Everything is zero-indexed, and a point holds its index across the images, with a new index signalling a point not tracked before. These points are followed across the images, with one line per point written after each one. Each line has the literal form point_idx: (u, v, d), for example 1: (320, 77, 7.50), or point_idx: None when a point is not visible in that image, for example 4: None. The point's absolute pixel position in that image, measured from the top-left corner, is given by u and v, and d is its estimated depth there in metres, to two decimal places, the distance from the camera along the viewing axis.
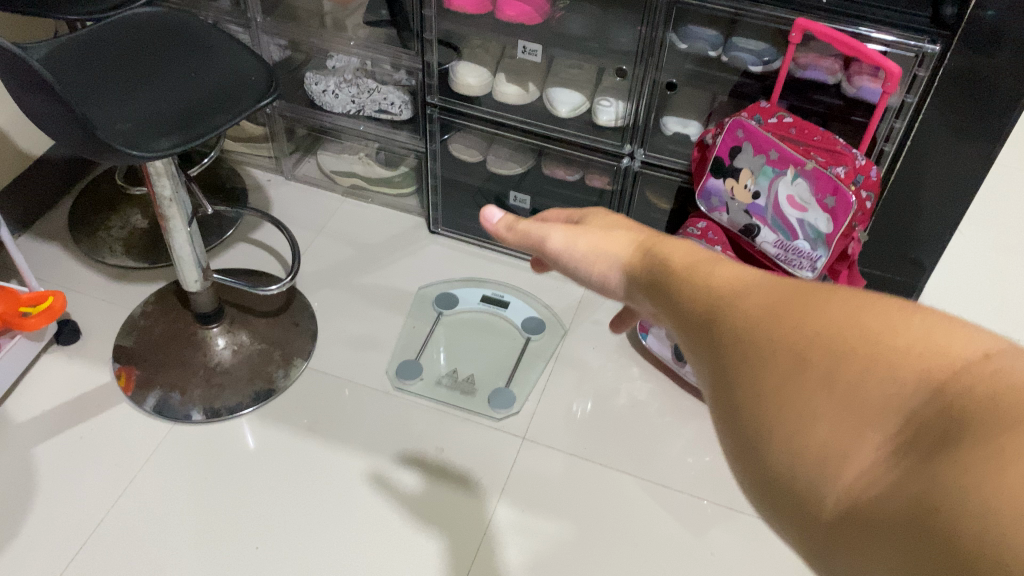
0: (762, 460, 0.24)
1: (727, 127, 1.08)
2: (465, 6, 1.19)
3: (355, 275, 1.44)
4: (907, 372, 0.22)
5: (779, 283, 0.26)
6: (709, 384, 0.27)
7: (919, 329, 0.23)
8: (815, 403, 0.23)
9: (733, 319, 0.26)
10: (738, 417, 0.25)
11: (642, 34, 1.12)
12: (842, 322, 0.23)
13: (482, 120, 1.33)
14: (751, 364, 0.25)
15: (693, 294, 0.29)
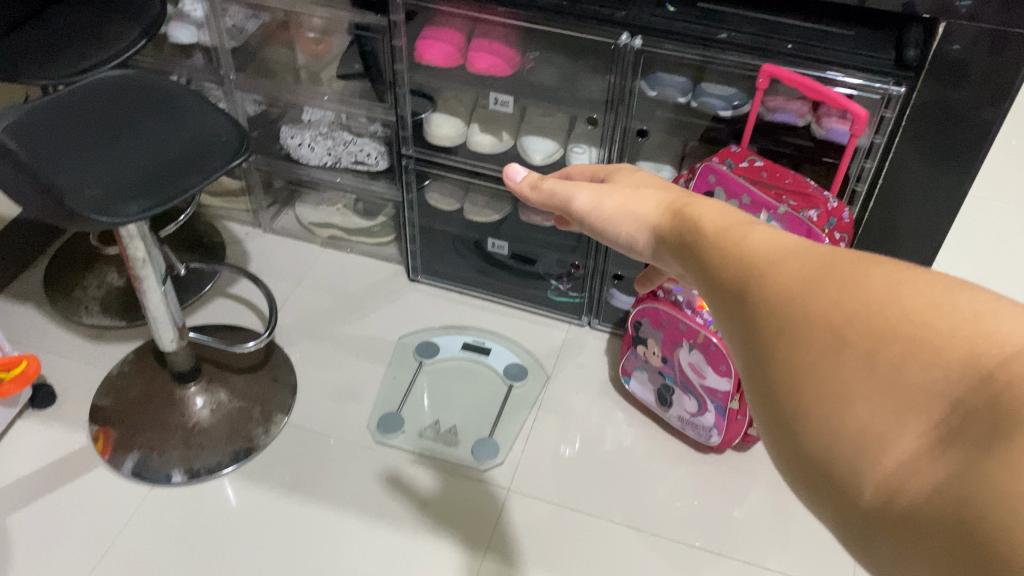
0: (805, 436, 0.28)
1: (698, 172, 1.08)
2: (436, 60, 1.19)
3: (334, 327, 1.43)
4: (949, 358, 0.26)
5: (818, 261, 0.30)
6: (750, 356, 0.31)
7: (958, 318, 0.27)
8: (860, 384, 0.27)
9: (773, 300, 0.30)
10: (781, 393, 0.29)
11: (612, 83, 1.14)
12: (885, 311, 0.27)
13: (458, 170, 1.34)
14: (796, 347, 0.29)
15: (728, 262, 0.34)
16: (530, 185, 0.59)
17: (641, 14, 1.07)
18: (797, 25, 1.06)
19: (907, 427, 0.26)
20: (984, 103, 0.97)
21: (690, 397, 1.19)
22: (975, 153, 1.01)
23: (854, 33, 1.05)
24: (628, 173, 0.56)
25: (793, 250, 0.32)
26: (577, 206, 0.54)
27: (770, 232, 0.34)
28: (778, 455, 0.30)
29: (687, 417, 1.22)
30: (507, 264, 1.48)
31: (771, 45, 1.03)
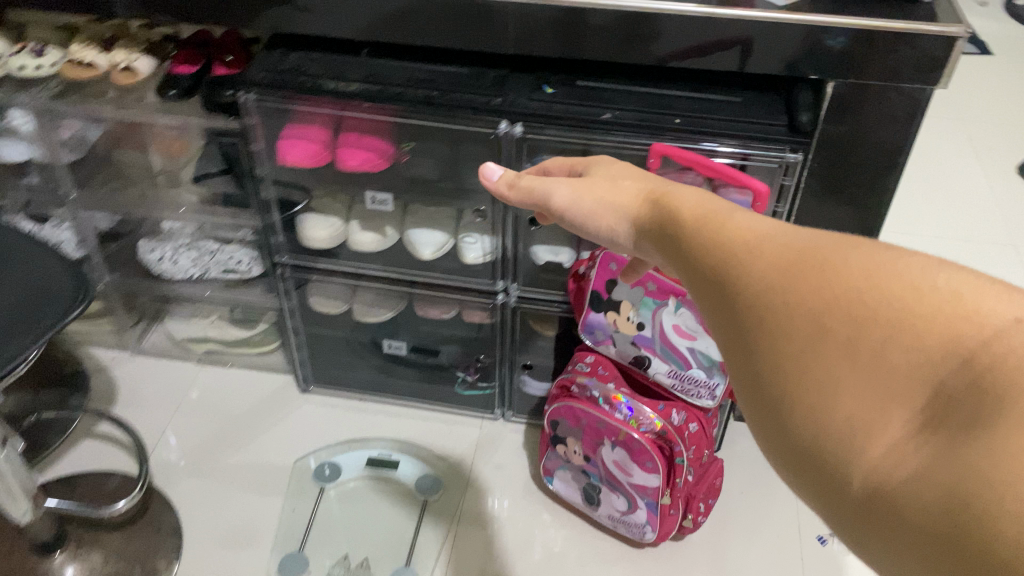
0: (800, 418, 0.34)
1: (599, 260, 1.00)
2: (302, 160, 1.08)
3: (220, 457, 1.29)
4: (929, 342, 0.31)
5: (799, 250, 0.36)
6: (742, 344, 0.37)
7: (934, 299, 0.32)
8: (843, 369, 0.32)
9: (759, 292, 0.36)
10: (775, 379, 0.35)
11: (497, 170, 1.07)
12: (863, 296, 0.33)
13: (340, 273, 1.22)
14: (786, 337, 0.34)
15: (709, 253, 0.39)
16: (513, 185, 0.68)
17: (517, 98, 1.00)
18: (681, 95, 1.01)
19: (892, 406, 0.32)
20: (879, 151, 0.99)
21: (618, 495, 1.10)
22: (879, 201, 1.02)
23: (742, 99, 1.00)
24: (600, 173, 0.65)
25: (771, 237, 0.38)
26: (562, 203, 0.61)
27: (751, 217, 0.39)
28: (776, 434, 0.36)
29: (618, 515, 1.13)
30: (407, 364, 1.36)
31: (659, 120, 0.97)
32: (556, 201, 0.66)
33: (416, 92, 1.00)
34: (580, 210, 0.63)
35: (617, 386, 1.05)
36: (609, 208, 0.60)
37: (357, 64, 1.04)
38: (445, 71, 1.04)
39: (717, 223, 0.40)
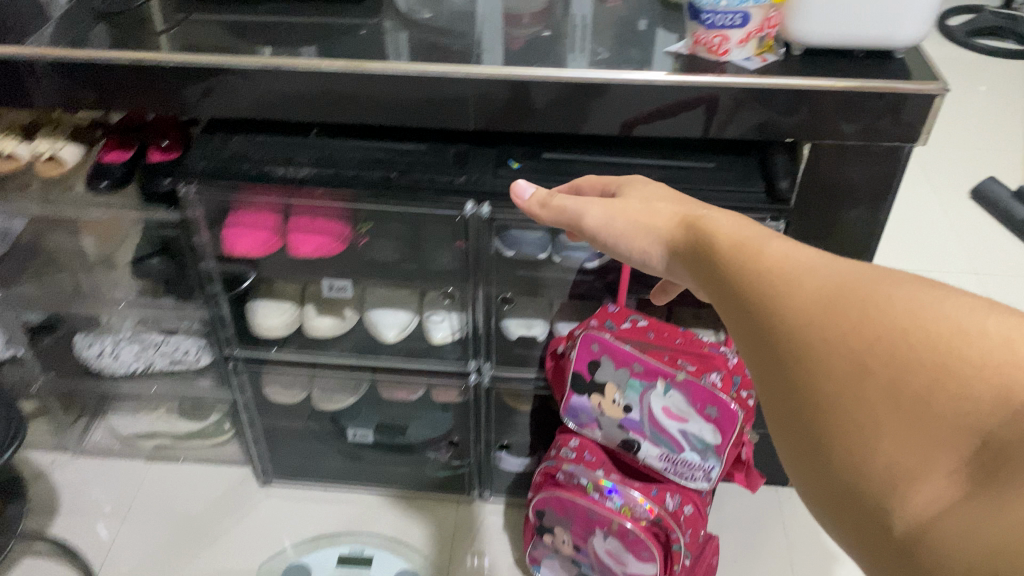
0: (841, 443, 0.39)
1: (579, 341, 0.94)
2: (250, 250, 1.01)
3: (177, 566, 1.19)
4: (975, 391, 0.35)
5: (850, 290, 0.41)
6: (790, 372, 0.42)
7: (973, 345, 0.36)
8: (882, 401, 0.37)
9: (804, 330, 0.41)
10: (819, 417, 0.40)
11: (463, 249, 1.01)
12: (904, 341, 0.38)
13: (296, 363, 1.14)
14: (835, 377, 0.39)
15: (767, 282, 0.45)
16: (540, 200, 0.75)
17: (482, 177, 0.94)
18: (653, 163, 0.96)
19: (935, 448, 0.36)
20: (867, 190, 0.96)
21: None
22: (872, 237, 0.99)
23: (716, 164, 0.97)
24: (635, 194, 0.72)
25: (827, 277, 0.43)
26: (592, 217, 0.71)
27: (788, 250, 0.46)
28: (817, 458, 0.41)
29: None
30: (376, 452, 1.27)
31: None
32: (588, 223, 0.72)
33: (375, 175, 0.94)
34: (612, 231, 0.69)
35: (605, 472, 0.99)
36: (645, 232, 0.66)
37: (308, 146, 0.96)
38: (403, 149, 0.97)
39: (778, 262, 0.45)
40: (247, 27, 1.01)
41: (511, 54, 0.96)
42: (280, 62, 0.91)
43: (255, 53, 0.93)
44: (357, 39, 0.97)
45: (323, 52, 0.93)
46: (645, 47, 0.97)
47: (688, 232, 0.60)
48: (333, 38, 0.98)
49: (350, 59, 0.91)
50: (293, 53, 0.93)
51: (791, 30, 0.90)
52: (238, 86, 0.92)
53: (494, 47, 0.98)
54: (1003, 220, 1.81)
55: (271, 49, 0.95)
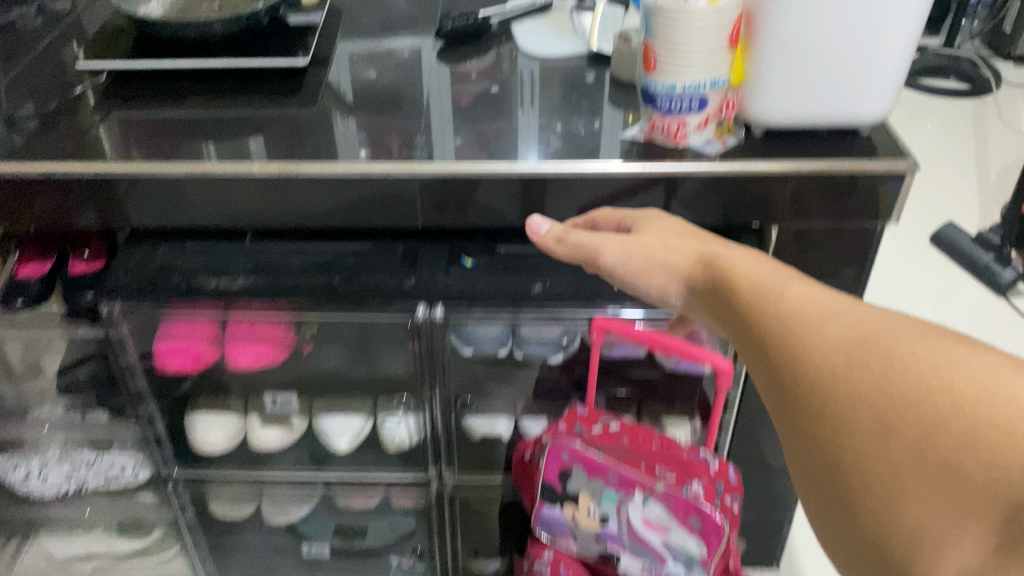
0: (844, 477, 0.57)
1: (548, 450, 0.88)
2: (183, 366, 0.94)
3: None
4: (1002, 452, 0.48)
5: (852, 359, 0.58)
6: (856, 429, 0.56)
7: (1006, 402, 0.49)
8: (876, 451, 0.55)
9: (836, 393, 0.58)
10: (859, 463, 0.56)
11: (416, 349, 0.92)
12: (922, 401, 0.53)
13: (243, 477, 1.06)
14: (852, 433, 0.57)
15: (782, 336, 0.64)
16: (554, 239, 0.81)
17: (434, 276, 0.87)
18: None
19: (927, 496, 0.52)
20: (838, 258, 0.92)
21: None
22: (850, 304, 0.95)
23: None
24: (651, 223, 0.80)
25: (828, 334, 0.61)
26: (605, 255, 0.81)
27: (808, 298, 0.65)
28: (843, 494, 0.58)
29: None
30: (332, 558, 1.20)
31: (595, 287, 0.87)
32: (605, 259, 0.80)
33: (317, 281, 0.86)
34: (631, 269, 0.78)
35: None
36: (663, 267, 0.76)
37: (242, 253, 0.89)
38: (346, 251, 0.90)
39: (792, 321, 0.64)
40: (167, 118, 0.92)
41: (458, 137, 0.89)
42: (210, 165, 0.83)
43: (182, 153, 0.85)
44: (289, 128, 0.90)
45: (255, 150, 0.85)
46: (598, 125, 0.92)
47: (710, 272, 0.72)
48: (265, 130, 0.90)
49: (287, 159, 0.84)
50: (223, 152, 0.85)
51: (752, 112, 0.86)
52: (166, 193, 0.84)
53: (439, 128, 0.91)
54: (962, 261, 1.75)
55: (197, 145, 0.86)
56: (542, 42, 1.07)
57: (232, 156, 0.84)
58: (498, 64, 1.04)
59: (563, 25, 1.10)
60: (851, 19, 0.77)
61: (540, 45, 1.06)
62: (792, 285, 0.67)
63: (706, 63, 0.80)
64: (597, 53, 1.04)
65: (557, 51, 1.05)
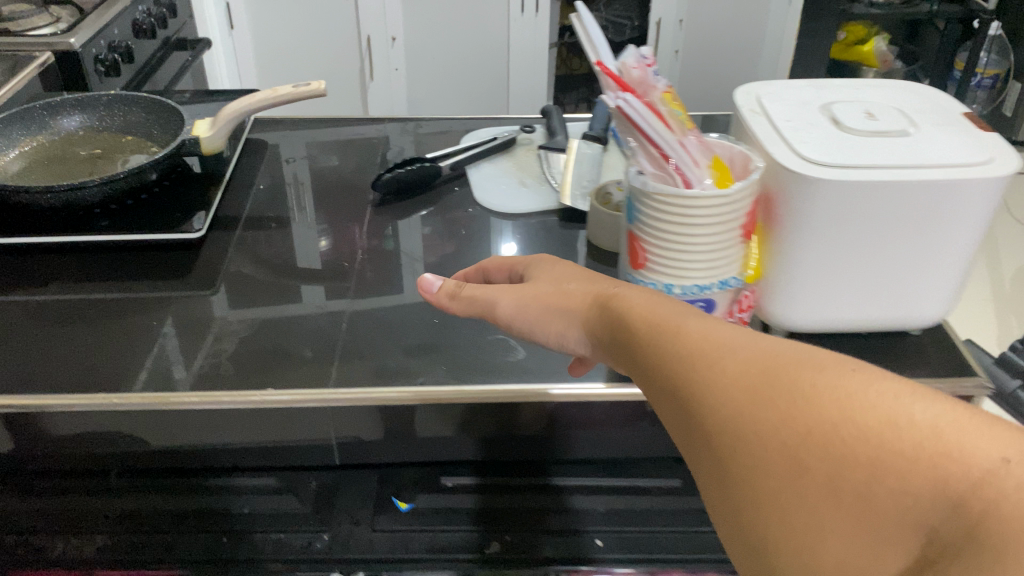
0: (739, 532, 0.36)
1: None
2: None
3: None
4: (921, 486, 0.30)
5: (743, 370, 0.38)
6: (738, 462, 0.36)
7: (920, 435, 0.31)
8: (784, 491, 0.34)
9: (723, 423, 0.37)
10: (753, 500, 0.35)
11: None
12: (826, 429, 0.33)
13: None
14: (745, 468, 0.35)
15: (668, 354, 0.43)
16: (450, 293, 0.61)
17: (352, 532, 0.68)
18: (593, 485, 0.71)
19: (849, 541, 0.32)
20: None
21: None
22: None
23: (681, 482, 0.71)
24: (552, 269, 0.63)
25: (728, 347, 0.40)
26: (501, 310, 0.60)
27: (709, 328, 0.43)
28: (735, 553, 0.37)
29: None
30: None
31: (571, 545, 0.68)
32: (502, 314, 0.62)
33: (197, 541, 0.68)
34: (528, 321, 0.59)
35: None
36: (559, 313, 0.57)
37: (113, 500, 0.68)
38: (255, 487, 0.70)
39: (672, 332, 0.44)
40: (29, 300, 0.71)
41: (391, 335, 0.68)
42: (66, 386, 0.61)
43: (27, 370, 0.63)
44: (172, 325, 0.68)
45: (130, 359, 0.64)
46: None
47: (604, 310, 0.53)
48: (145, 324, 0.68)
49: (170, 382, 0.61)
50: (86, 362, 0.63)
51: (787, 302, 0.64)
52: (10, 424, 0.62)
53: (368, 320, 0.70)
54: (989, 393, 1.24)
55: (54, 351, 0.65)
56: (503, 191, 0.86)
57: (95, 374, 0.62)
58: (449, 218, 0.83)
59: (529, 170, 0.91)
60: (931, 217, 0.59)
61: (499, 196, 0.86)
62: (695, 320, 0.46)
63: (711, 252, 0.60)
64: (570, 209, 0.84)
65: (522, 203, 0.84)
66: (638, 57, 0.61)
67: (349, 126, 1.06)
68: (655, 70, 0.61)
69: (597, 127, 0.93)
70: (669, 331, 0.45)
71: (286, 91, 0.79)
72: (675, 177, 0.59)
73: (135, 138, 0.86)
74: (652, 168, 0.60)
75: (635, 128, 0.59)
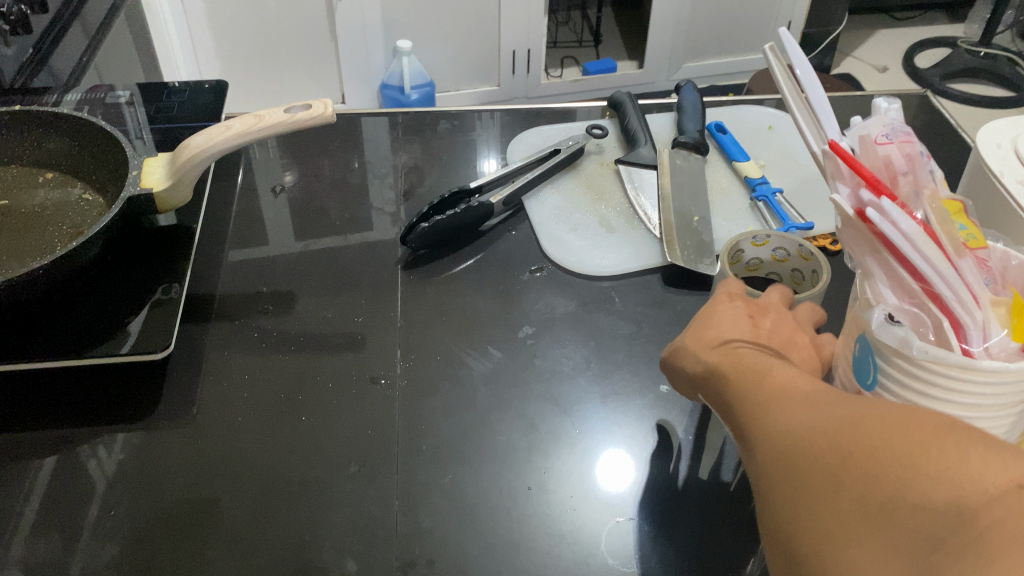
0: (779, 549, 0.33)
1: None
2: None
3: None
4: (939, 501, 0.27)
5: (819, 412, 0.35)
6: (787, 480, 0.33)
7: (947, 463, 0.28)
8: (820, 505, 0.31)
9: (785, 447, 0.35)
10: (792, 518, 0.32)
11: None
12: (873, 453, 0.30)
13: None
14: (791, 492, 0.33)
15: (743, 386, 0.40)
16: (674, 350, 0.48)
17: None
18: None
19: (866, 551, 0.29)
20: None
21: None
22: None
23: None
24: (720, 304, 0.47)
25: (812, 394, 0.37)
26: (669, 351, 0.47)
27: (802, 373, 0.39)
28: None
29: None
30: None
31: None
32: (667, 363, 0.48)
33: None
34: (671, 364, 0.46)
35: None
36: (690, 351, 0.45)
37: None
38: None
39: (754, 366, 0.40)
40: None
41: (471, 526, 0.45)
42: (90, 499, 0.46)
43: (31, 480, 0.47)
44: (128, 509, 0.46)
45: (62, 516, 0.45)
46: (730, 463, 0.49)
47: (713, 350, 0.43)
48: (114, 507, 0.46)
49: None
50: (112, 460, 0.49)
51: None
52: None
53: (433, 495, 0.47)
54: None
55: (61, 462, 0.48)
56: (578, 240, 0.63)
57: (127, 472, 0.48)
58: (514, 287, 0.60)
59: (609, 196, 0.68)
60: None
61: (572, 248, 0.63)
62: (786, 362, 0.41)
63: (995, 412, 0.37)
64: (674, 266, 0.61)
65: (606, 260, 0.62)
66: (890, 131, 0.39)
67: (343, 125, 0.79)
68: (921, 152, 0.39)
69: (690, 134, 0.70)
70: (750, 362, 0.41)
71: (276, 117, 0.54)
72: (943, 330, 0.36)
73: (59, 174, 0.61)
74: (901, 308, 0.38)
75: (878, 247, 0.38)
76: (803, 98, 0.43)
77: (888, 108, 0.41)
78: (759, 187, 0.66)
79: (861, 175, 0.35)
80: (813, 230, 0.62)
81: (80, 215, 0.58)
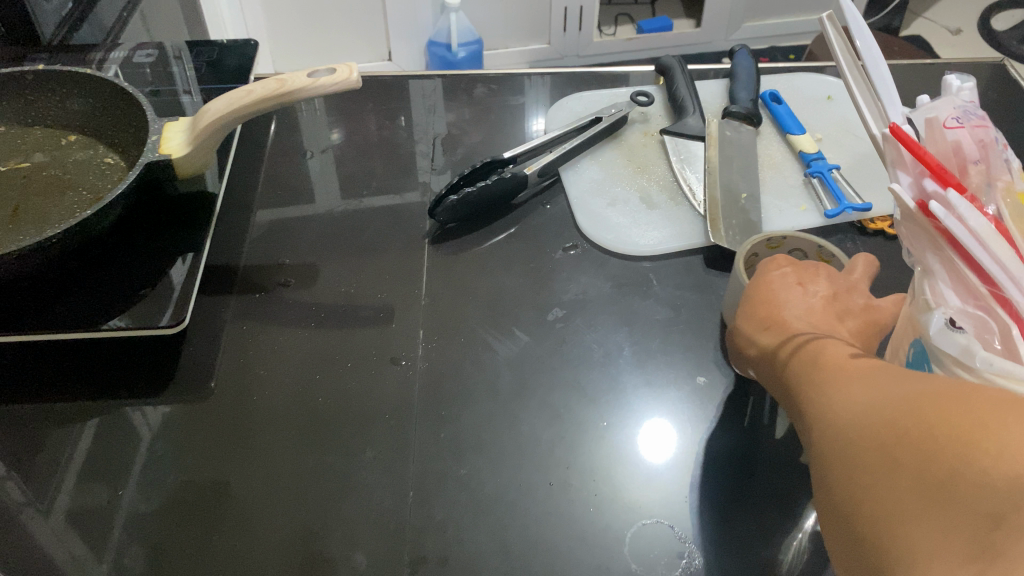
0: (843, 532, 0.31)
1: None
2: None
3: None
4: (996, 477, 0.24)
5: (884, 394, 0.33)
6: (853, 461, 0.31)
7: (1003, 437, 0.25)
8: (883, 488, 0.29)
9: (850, 431, 0.33)
10: (855, 504, 0.31)
11: None
12: (933, 432, 0.28)
13: None
14: (854, 473, 0.31)
15: (812, 377, 0.38)
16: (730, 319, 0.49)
17: None
18: None
19: (927, 530, 0.27)
20: None
21: None
22: None
23: None
24: (771, 271, 0.46)
25: (880, 376, 0.35)
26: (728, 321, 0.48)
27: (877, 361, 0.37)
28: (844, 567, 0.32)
29: None
30: None
31: None
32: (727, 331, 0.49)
33: None
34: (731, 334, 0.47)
35: None
36: (747, 325, 0.45)
37: None
38: None
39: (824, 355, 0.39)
40: None
41: (484, 521, 0.43)
42: (134, 453, 0.46)
43: (77, 434, 0.47)
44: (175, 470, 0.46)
45: (103, 468, 0.45)
46: (768, 469, 0.45)
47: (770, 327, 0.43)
48: (157, 461, 0.46)
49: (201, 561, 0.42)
50: (158, 416, 0.48)
51: None
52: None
53: (448, 485, 0.45)
54: None
55: (105, 421, 0.48)
56: (617, 216, 0.60)
57: (175, 425, 0.48)
58: (545, 265, 0.57)
59: (652, 168, 0.64)
60: None
61: (610, 224, 0.59)
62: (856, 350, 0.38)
63: None
64: (718, 247, 0.57)
65: (646, 238, 0.58)
66: (962, 113, 0.35)
67: (378, 87, 0.76)
68: (996, 139, 0.35)
69: (742, 103, 0.65)
70: (818, 352, 0.39)
71: (296, 81, 0.51)
72: (1010, 336, 0.31)
73: (82, 137, 0.60)
74: (965, 308, 0.33)
75: (940, 240, 0.34)
76: (861, 68, 0.39)
77: (960, 87, 0.37)
78: (814, 163, 0.62)
79: (912, 144, 0.33)
80: (870, 212, 0.58)
81: (100, 180, 0.57)
